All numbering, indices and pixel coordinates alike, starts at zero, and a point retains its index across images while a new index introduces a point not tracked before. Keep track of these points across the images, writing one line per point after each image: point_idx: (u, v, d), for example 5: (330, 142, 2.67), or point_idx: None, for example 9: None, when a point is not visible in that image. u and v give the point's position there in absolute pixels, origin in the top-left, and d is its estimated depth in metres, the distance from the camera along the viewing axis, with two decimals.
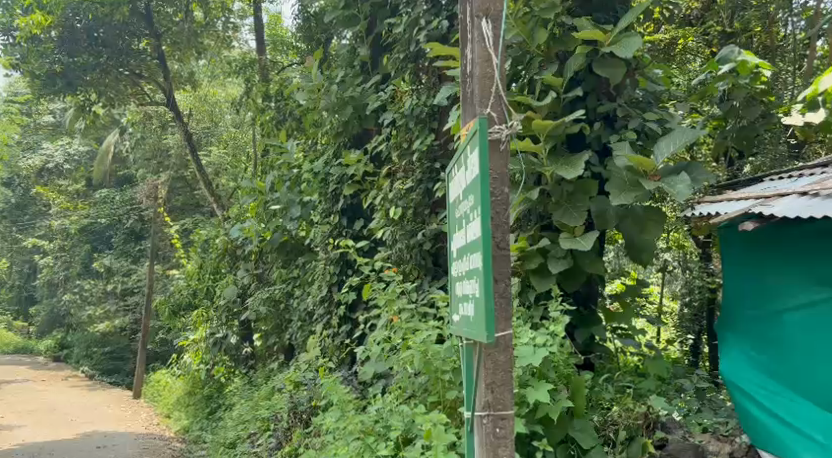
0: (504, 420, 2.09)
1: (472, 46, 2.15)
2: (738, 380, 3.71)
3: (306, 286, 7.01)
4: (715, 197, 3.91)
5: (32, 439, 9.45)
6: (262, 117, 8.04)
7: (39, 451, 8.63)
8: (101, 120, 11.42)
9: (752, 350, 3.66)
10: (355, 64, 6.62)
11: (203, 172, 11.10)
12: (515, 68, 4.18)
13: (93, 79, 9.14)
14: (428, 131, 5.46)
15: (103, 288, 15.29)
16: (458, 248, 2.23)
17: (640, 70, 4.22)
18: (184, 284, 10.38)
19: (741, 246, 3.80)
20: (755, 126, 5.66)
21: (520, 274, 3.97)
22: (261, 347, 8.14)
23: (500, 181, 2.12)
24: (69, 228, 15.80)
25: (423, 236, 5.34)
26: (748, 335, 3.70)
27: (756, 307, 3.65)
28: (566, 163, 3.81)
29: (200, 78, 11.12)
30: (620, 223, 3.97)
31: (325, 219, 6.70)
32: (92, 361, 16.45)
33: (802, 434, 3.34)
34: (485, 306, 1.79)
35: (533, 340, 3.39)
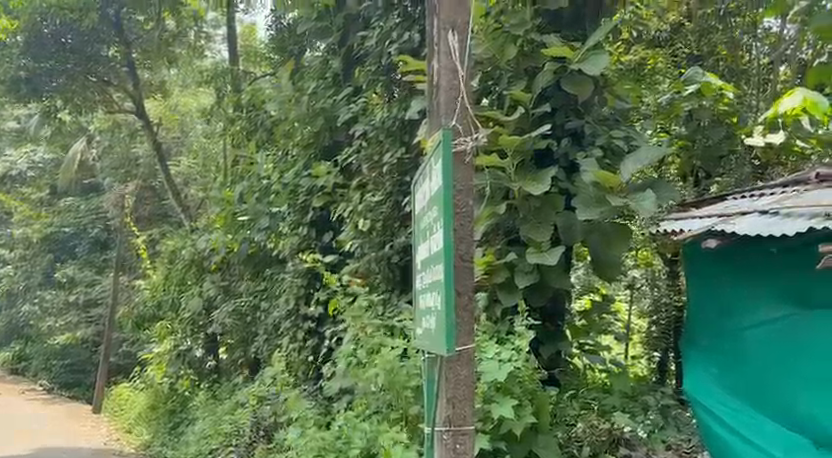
0: (464, 436, 2.06)
1: (439, 56, 2.13)
2: (705, 398, 3.78)
3: (273, 299, 6.92)
4: (680, 215, 3.94)
5: None
6: (233, 127, 7.96)
7: None
8: (67, 127, 11.24)
9: (716, 368, 3.73)
10: (327, 76, 6.60)
11: (171, 182, 10.95)
12: (485, 84, 4.19)
13: (59, 85, 9.02)
14: (398, 144, 5.46)
15: (64, 300, 15.08)
16: (422, 260, 2.19)
17: (608, 87, 4.25)
18: (148, 295, 10.19)
19: (705, 267, 3.90)
20: (720, 145, 5.86)
21: (487, 289, 3.95)
22: (226, 361, 8.00)
23: (465, 193, 2.09)
24: (31, 237, 15.45)
25: (391, 249, 5.36)
26: (713, 354, 3.78)
27: (726, 327, 3.66)
28: (534, 178, 3.82)
29: (171, 87, 10.99)
30: (587, 239, 3.97)
31: (294, 231, 6.64)
32: (52, 374, 16.04)
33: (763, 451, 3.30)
34: (445, 319, 1.74)
35: (498, 355, 3.37)
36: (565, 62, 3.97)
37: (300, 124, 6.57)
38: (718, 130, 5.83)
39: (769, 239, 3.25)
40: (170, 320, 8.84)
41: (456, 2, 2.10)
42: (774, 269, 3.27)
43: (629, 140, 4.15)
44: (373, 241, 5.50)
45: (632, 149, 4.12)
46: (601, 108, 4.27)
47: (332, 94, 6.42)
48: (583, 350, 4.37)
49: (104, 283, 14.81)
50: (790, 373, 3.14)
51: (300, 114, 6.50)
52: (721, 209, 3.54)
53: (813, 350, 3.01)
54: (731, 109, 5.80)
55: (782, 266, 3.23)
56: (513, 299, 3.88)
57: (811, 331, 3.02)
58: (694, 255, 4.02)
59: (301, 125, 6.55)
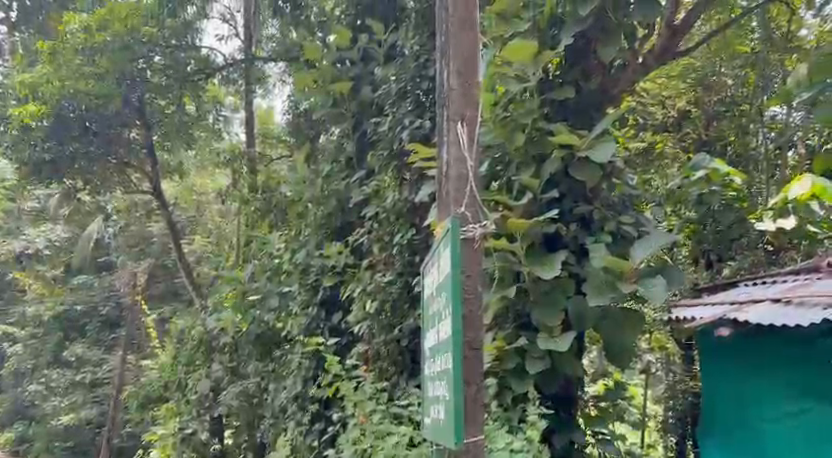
0: None
1: (448, 147, 2.17)
2: None
3: (280, 382, 6.84)
4: (691, 301, 3.92)
5: None
6: (247, 207, 8.07)
7: None
8: (86, 208, 11.43)
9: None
10: (341, 159, 6.73)
11: (185, 261, 11.05)
12: (495, 169, 4.27)
13: (82, 167, 9.18)
14: (409, 226, 5.52)
15: (70, 379, 15.01)
16: (430, 346, 2.17)
17: (616, 173, 4.28)
18: (156, 375, 10.13)
19: (723, 357, 3.79)
20: (731, 229, 5.94)
21: (497, 375, 3.87)
22: (232, 445, 7.86)
23: (474, 280, 2.06)
24: (43, 315, 15.49)
25: (400, 332, 5.36)
26: (735, 445, 3.64)
27: (737, 417, 3.64)
28: (543, 263, 3.84)
29: (189, 168, 11.21)
30: (598, 324, 3.93)
31: (304, 310, 6.69)
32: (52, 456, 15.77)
33: None
34: (453, 409, 1.71)
35: (509, 445, 3.22)
36: (573, 149, 4.04)
37: (313, 205, 6.66)
38: (727, 214, 5.90)
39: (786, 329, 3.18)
40: (175, 400, 8.76)
41: (464, 95, 2.16)
42: (790, 358, 3.19)
43: (639, 225, 4.15)
44: (382, 323, 5.47)
45: (641, 234, 4.12)
46: (610, 194, 4.25)
47: (345, 177, 6.57)
48: (596, 437, 4.24)
49: (111, 364, 15.11)
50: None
51: (313, 196, 6.63)
52: (732, 296, 3.51)
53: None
54: (739, 194, 5.85)
55: (798, 357, 3.15)
56: (525, 386, 3.79)
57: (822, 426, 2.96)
58: (712, 344, 3.91)
59: (315, 206, 6.65)
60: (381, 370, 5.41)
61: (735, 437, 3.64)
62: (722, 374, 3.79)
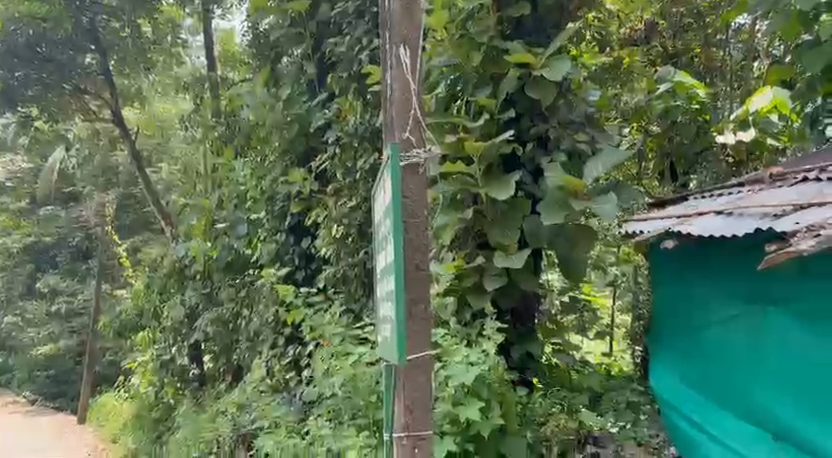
0: (422, 442, 1.98)
1: (392, 71, 2.15)
2: (670, 394, 3.83)
3: (253, 306, 6.96)
4: (642, 216, 4.01)
5: None
6: (210, 134, 8.00)
7: None
8: (45, 137, 11.24)
9: (688, 368, 3.65)
10: (302, 81, 6.64)
11: (151, 189, 10.99)
12: (453, 90, 4.26)
13: (35, 94, 8.93)
14: (372, 150, 5.52)
15: (45, 311, 15.28)
16: (380, 269, 2.20)
17: (572, 92, 4.29)
18: (130, 303, 10.30)
19: (676, 266, 3.83)
20: (693, 144, 5.94)
21: (456, 293, 3.99)
22: (210, 369, 8.10)
23: (420, 203, 2.06)
24: (11, 247, 15.46)
25: (365, 255, 5.49)
26: (686, 354, 3.69)
27: (686, 323, 3.71)
28: (499, 183, 3.91)
29: (150, 95, 11.00)
30: (553, 241, 4.01)
31: (273, 237, 6.82)
32: (35, 384, 16.31)
33: (715, 440, 3.37)
34: (397, 329, 1.78)
35: (466, 358, 3.37)
36: (529, 69, 4.04)
37: (276, 131, 6.61)
38: (690, 127, 5.86)
39: (737, 241, 3.18)
40: (152, 329, 8.92)
41: (406, 18, 2.13)
42: (740, 269, 3.20)
43: (594, 143, 4.19)
44: (349, 247, 5.58)
45: (596, 152, 4.17)
46: (568, 112, 4.24)
47: (307, 100, 6.52)
48: (554, 351, 4.43)
49: (86, 293, 15.09)
50: (753, 376, 3.08)
51: (275, 121, 6.58)
52: (681, 209, 3.58)
53: (771, 356, 2.95)
54: (703, 108, 5.86)
55: (741, 267, 3.20)
56: (482, 303, 3.92)
57: (763, 328, 3.02)
58: (670, 257, 3.91)
59: (277, 131, 6.60)
60: (349, 293, 5.56)
61: (683, 341, 3.72)
62: (673, 281, 3.85)
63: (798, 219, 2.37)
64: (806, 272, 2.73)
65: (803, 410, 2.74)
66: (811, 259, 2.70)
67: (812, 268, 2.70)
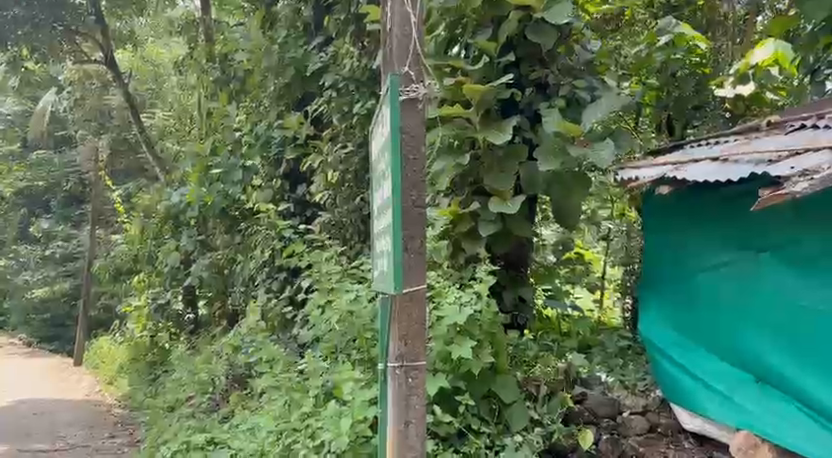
0: (417, 371, 2.03)
1: (391, 4, 2.10)
2: (646, 336, 3.85)
3: (248, 252, 7.00)
4: (638, 163, 4.01)
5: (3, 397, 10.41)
6: (205, 78, 7.90)
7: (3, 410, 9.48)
8: (35, 78, 11.10)
9: (670, 311, 3.68)
10: (298, 25, 6.51)
11: (146, 134, 10.89)
12: (452, 33, 4.21)
13: (26, 34, 8.80)
14: (369, 95, 5.47)
15: (40, 255, 15.35)
16: (377, 205, 2.21)
17: (573, 38, 4.25)
18: (124, 248, 10.34)
19: (660, 211, 3.82)
20: (692, 97, 5.77)
21: (451, 238, 4.04)
22: (205, 313, 8.20)
23: (417, 140, 2.04)
24: (4, 191, 15.50)
25: (361, 201, 5.48)
26: (666, 297, 3.71)
27: (669, 266, 3.71)
28: (497, 128, 3.90)
29: (144, 38, 10.81)
30: (549, 187, 4.03)
31: (268, 183, 6.80)
32: (31, 327, 16.55)
33: (701, 384, 3.42)
34: (393, 261, 1.78)
35: (459, 299, 3.42)
36: (530, 11, 4.00)
37: (272, 75, 6.52)
38: (690, 80, 5.75)
39: (739, 185, 3.14)
40: (148, 273, 9.00)
41: None
42: (738, 214, 3.19)
43: (593, 90, 4.16)
44: (344, 194, 5.60)
45: (595, 98, 4.13)
46: (567, 59, 4.22)
47: (304, 44, 6.41)
48: (545, 295, 4.55)
49: (80, 238, 14.94)
50: (746, 321, 3.13)
51: (270, 64, 6.49)
52: (678, 156, 3.58)
53: (768, 303, 2.99)
54: (702, 61, 5.77)
55: (738, 213, 3.20)
56: (476, 247, 3.95)
57: (760, 276, 3.04)
58: (654, 199, 3.87)
59: (273, 75, 6.51)
60: (344, 239, 5.62)
61: (663, 285, 3.73)
62: (657, 225, 3.83)
63: (791, 163, 2.39)
64: (814, 225, 2.76)
65: (807, 360, 2.80)
66: (824, 206, 2.70)
67: (825, 215, 2.70)
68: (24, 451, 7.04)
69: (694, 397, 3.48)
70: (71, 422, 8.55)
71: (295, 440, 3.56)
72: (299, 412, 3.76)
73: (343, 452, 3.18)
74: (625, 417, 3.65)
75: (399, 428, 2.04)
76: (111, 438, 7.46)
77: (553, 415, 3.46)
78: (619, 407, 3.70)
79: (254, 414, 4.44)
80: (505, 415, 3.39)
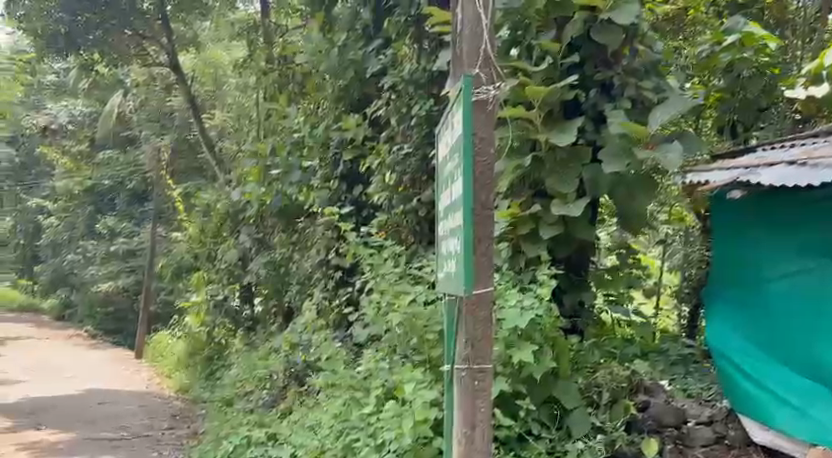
0: (483, 375, 2.01)
1: (463, 5, 2.09)
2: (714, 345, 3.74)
3: (305, 251, 7.09)
4: (706, 166, 3.91)
5: (69, 386, 10.81)
6: (265, 81, 8.03)
7: (72, 397, 9.87)
8: (105, 81, 11.55)
9: (735, 312, 3.61)
10: (358, 27, 6.50)
11: (206, 135, 11.11)
12: (515, 34, 4.19)
13: (97, 39, 9.24)
14: (427, 96, 5.47)
15: (105, 250, 15.88)
16: (445, 206, 2.21)
17: (638, 38, 4.16)
18: (184, 246, 10.59)
19: (733, 216, 3.69)
20: (758, 99, 5.50)
21: (512, 240, 4.00)
22: (262, 310, 8.33)
23: (487, 141, 2.02)
24: (74, 189, 16.20)
25: (418, 202, 5.46)
26: (732, 299, 3.65)
27: (743, 274, 3.59)
28: (559, 130, 3.85)
29: (205, 41, 11.03)
30: (612, 190, 3.97)
31: (325, 184, 6.85)
32: (96, 319, 17.16)
33: (773, 396, 3.29)
34: (463, 262, 1.75)
35: (520, 303, 3.39)
36: (596, 12, 3.97)
37: (330, 77, 6.57)
38: (757, 81, 5.43)
39: (818, 190, 3.05)
40: (208, 269, 9.22)
41: None
42: (822, 221, 3.07)
43: (660, 91, 4.07)
44: (401, 195, 5.61)
45: (661, 100, 4.03)
46: (631, 59, 4.12)
47: (363, 46, 6.44)
48: (607, 301, 4.39)
49: (142, 235, 15.38)
50: (827, 332, 3.00)
51: (330, 67, 6.55)
52: (750, 159, 3.48)
53: None
54: (771, 60, 5.43)
55: (822, 220, 3.07)
56: (537, 250, 3.91)
57: None
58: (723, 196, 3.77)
59: (332, 78, 6.55)
60: (400, 239, 5.63)
61: (736, 293, 3.61)
62: (729, 231, 3.71)
63: None
64: None
65: None
66: None
67: None
68: (90, 438, 7.30)
69: (764, 409, 3.34)
70: (133, 412, 8.81)
71: (356, 438, 3.60)
72: (360, 411, 3.81)
73: (404, 453, 3.23)
74: (689, 427, 3.54)
75: (466, 431, 2.03)
76: (170, 429, 7.67)
77: (615, 422, 3.42)
78: (683, 417, 3.58)
79: (313, 411, 4.51)
80: (567, 421, 3.36)
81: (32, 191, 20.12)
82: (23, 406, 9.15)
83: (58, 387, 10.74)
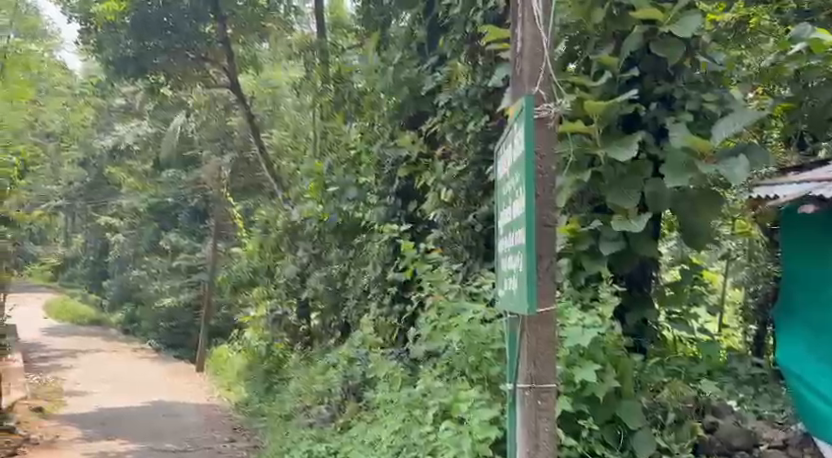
0: (546, 394, 1.99)
1: (523, 24, 2.08)
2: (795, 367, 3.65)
3: (361, 267, 7.16)
4: (774, 180, 3.80)
5: (135, 398, 11.13)
6: (322, 99, 8.17)
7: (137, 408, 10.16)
8: (169, 102, 11.96)
9: (806, 311, 3.61)
10: (413, 46, 6.55)
11: (265, 153, 11.29)
12: (572, 49, 4.17)
13: (162, 63, 9.62)
14: (482, 113, 5.45)
15: (168, 266, 16.34)
16: (505, 224, 2.20)
17: (700, 50, 4.08)
18: (243, 262, 10.80)
19: (809, 235, 3.59)
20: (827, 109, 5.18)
21: (570, 256, 3.95)
22: (318, 325, 8.42)
23: (548, 159, 2.00)
24: (139, 206, 16.74)
25: (474, 218, 5.42)
26: (802, 297, 3.65)
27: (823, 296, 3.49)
28: (619, 144, 3.79)
29: (263, 61, 11.24)
30: (675, 205, 3.89)
31: (381, 201, 6.89)
32: (159, 333, 17.64)
33: None
34: (525, 281, 1.74)
35: (581, 321, 3.34)
36: (655, 25, 3.90)
37: (386, 95, 6.63)
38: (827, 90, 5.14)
39: None
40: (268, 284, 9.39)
41: None
42: None
43: (723, 104, 3.97)
44: (457, 210, 5.59)
45: (725, 113, 3.94)
46: (693, 72, 4.08)
47: (418, 64, 6.47)
48: (669, 319, 4.23)
49: (203, 251, 15.74)
50: None
51: (385, 85, 6.61)
52: (821, 172, 3.38)
53: None
54: None
55: None
56: (597, 266, 3.87)
57: None
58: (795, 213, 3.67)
59: (387, 95, 6.61)
60: (456, 255, 5.57)
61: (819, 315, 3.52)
62: (806, 248, 3.61)
63: None
64: None
65: None
66: None
67: None
68: (155, 449, 7.48)
69: None
70: (195, 424, 9.00)
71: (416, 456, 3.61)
72: (420, 429, 3.82)
73: None
74: (761, 451, 3.47)
75: (529, 452, 2.01)
76: (231, 442, 7.78)
77: (682, 444, 3.32)
78: (755, 439, 3.52)
79: (372, 427, 4.54)
80: (631, 442, 3.29)
81: (100, 209, 20.57)
82: (93, 415, 9.48)
83: (125, 398, 11.07)
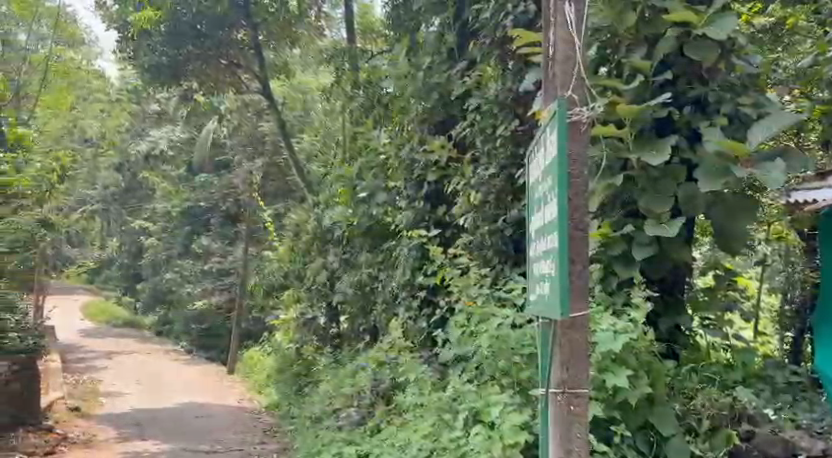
0: (578, 399, 1.97)
1: (555, 28, 2.08)
2: None
3: (391, 271, 7.18)
4: (812, 184, 3.73)
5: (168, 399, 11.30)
6: (352, 104, 8.21)
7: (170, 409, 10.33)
8: (202, 108, 12.16)
9: None
10: (442, 50, 6.55)
11: (295, 158, 11.37)
12: (604, 53, 4.14)
13: (195, 68, 9.84)
14: (512, 117, 5.43)
15: (200, 269, 16.56)
16: (537, 227, 2.19)
17: (735, 53, 4.01)
18: (274, 266, 10.90)
19: None
20: None
21: (601, 261, 3.92)
22: (348, 328, 8.47)
23: (580, 163, 1.99)
24: (173, 211, 16.99)
25: (504, 222, 5.41)
26: None
27: None
28: (652, 148, 3.76)
29: (294, 67, 11.33)
30: (709, 209, 3.85)
31: (410, 205, 6.90)
32: (191, 336, 17.88)
33: None
34: (559, 284, 1.73)
35: (613, 326, 3.31)
36: (688, 28, 3.86)
37: (416, 99, 6.65)
38: None
39: None
40: (298, 287, 9.46)
41: None
42: None
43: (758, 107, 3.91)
44: (486, 214, 5.57)
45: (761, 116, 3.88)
46: (728, 74, 3.99)
47: (447, 68, 6.46)
48: (703, 325, 4.18)
49: (234, 255, 15.89)
50: None
51: (415, 90, 6.63)
52: None
53: None
54: None
55: None
56: (629, 271, 3.82)
57: None
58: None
59: (417, 100, 6.63)
60: (485, 259, 5.55)
61: None
62: None
63: None
64: None
65: None
66: None
67: None
68: (188, 450, 7.59)
69: None
70: (226, 425, 9.11)
71: None
72: (450, 433, 3.82)
73: None
74: None
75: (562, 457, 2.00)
76: (262, 443, 7.86)
77: (716, 452, 3.27)
78: (792, 449, 3.39)
79: (401, 430, 4.56)
80: (663, 448, 3.25)
81: (134, 214, 20.91)
82: (127, 415, 9.67)
83: (158, 399, 11.26)
